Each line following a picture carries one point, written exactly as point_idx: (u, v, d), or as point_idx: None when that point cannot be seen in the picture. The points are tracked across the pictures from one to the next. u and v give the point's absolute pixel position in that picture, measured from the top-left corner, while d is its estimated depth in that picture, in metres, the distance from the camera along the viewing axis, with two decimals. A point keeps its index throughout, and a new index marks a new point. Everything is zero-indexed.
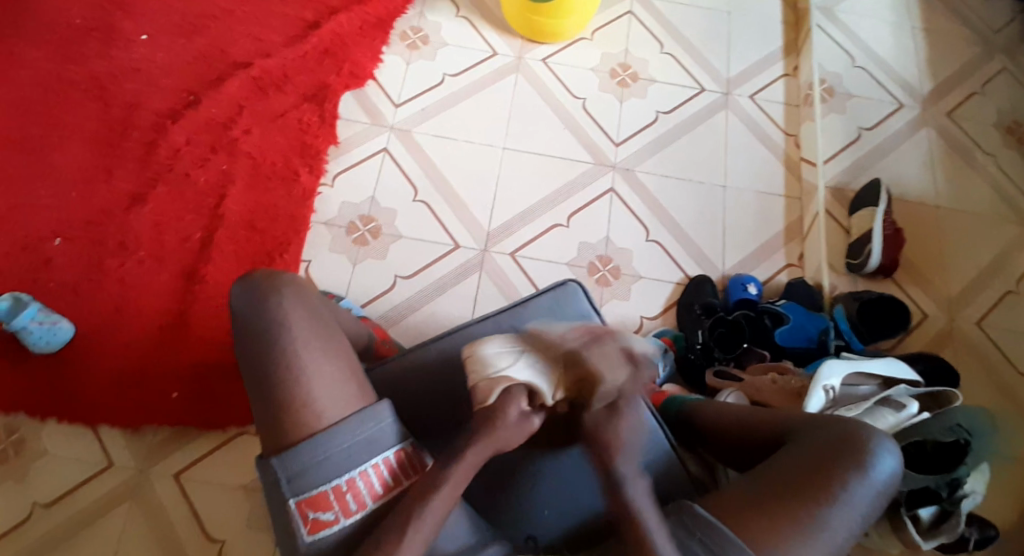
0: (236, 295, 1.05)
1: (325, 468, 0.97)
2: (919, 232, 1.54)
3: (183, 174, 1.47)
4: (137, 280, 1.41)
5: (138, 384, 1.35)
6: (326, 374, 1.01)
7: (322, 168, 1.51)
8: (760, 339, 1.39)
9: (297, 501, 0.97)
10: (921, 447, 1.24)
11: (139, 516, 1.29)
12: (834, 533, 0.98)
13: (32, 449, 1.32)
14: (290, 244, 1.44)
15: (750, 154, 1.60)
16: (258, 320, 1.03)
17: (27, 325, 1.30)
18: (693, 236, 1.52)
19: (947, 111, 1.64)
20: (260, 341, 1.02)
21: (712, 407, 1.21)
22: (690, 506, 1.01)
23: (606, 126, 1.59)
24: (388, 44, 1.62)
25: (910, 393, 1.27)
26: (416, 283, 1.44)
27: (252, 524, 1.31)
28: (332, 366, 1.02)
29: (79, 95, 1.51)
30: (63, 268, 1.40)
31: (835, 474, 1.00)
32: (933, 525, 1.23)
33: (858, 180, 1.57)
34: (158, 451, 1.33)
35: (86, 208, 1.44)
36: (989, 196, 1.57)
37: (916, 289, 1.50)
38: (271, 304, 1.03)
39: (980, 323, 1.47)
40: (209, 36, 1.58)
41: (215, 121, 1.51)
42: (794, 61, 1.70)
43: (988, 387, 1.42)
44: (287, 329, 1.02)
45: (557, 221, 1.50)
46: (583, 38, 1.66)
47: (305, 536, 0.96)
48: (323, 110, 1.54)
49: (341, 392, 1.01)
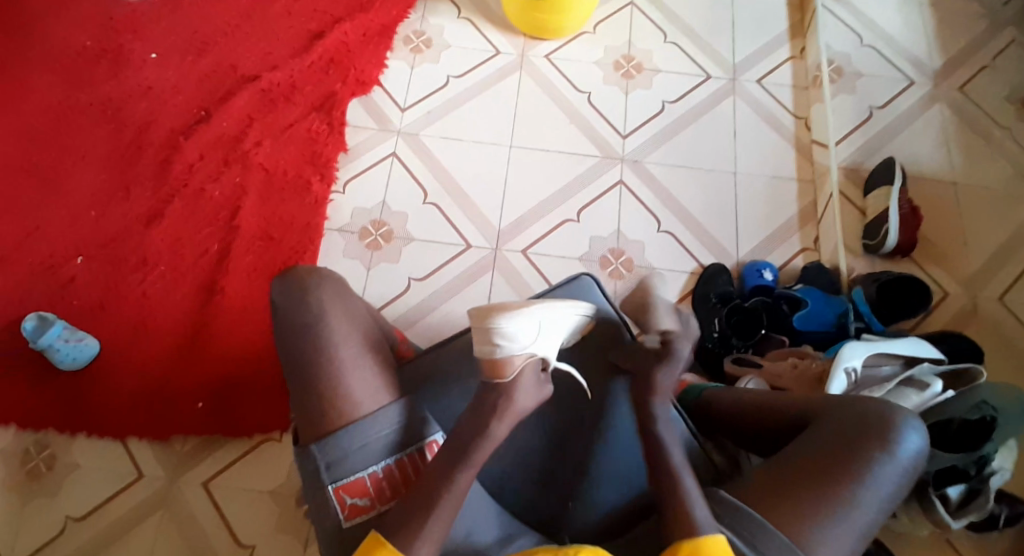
0: (276, 289, 1.08)
1: (362, 457, 1.02)
2: (937, 208, 1.52)
3: (196, 189, 1.50)
4: (156, 294, 1.43)
5: (163, 397, 1.38)
6: (358, 367, 1.05)
7: (333, 176, 1.52)
8: (778, 324, 1.40)
9: (334, 487, 1.01)
10: (945, 426, 1.22)
11: (170, 525, 1.32)
12: (862, 515, 0.98)
13: (63, 464, 1.35)
14: (305, 253, 1.46)
15: (759, 139, 1.59)
16: (296, 308, 1.06)
17: (54, 343, 1.34)
18: (705, 225, 1.52)
19: (959, 85, 1.62)
20: (297, 333, 1.05)
21: (731, 394, 1.20)
22: (717, 492, 1.02)
23: (612, 119, 1.59)
24: (391, 50, 1.63)
25: (933, 372, 1.26)
26: (430, 285, 1.45)
27: (282, 528, 1.33)
28: (363, 360, 1.06)
29: (92, 117, 1.55)
30: (86, 287, 1.43)
31: (860, 452, 1.00)
32: (962, 504, 1.22)
33: (871, 159, 1.56)
34: (185, 461, 1.36)
35: (105, 227, 1.47)
36: (1007, 169, 1.54)
37: (935, 266, 1.48)
38: (310, 298, 1.07)
39: (1002, 299, 1.45)
40: (215, 51, 1.60)
41: (225, 136, 1.53)
42: (800, 43, 1.68)
43: (1014, 362, 1.40)
44: (325, 321, 1.06)
45: (567, 216, 1.51)
46: (585, 32, 1.66)
47: (343, 520, 1.01)
48: (331, 119, 1.56)
49: (373, 382, 1.06)
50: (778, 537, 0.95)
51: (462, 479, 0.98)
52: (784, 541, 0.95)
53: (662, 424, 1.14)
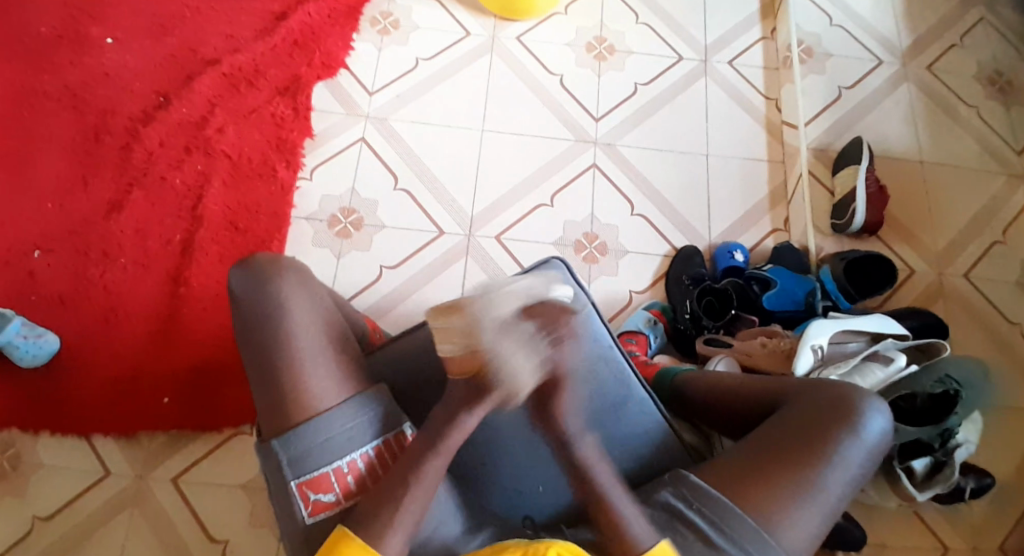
0: (236, 278, 1.05)
1: (327, 451, 0.99)
2: (905, 189, 1.53)
3: (158, 177, 1.46)
4: (120, 286, 1.40)
5: (129, 391, 1.35)
6: (326, 356, 1.03)
7: (299, 162, 1.50)
8: (749, 306, 1.40)
9: (298, 483, 0.99)
10: (911, 402, 1.24)
11: (141, 522, 1.30)
12: (828, 495, 0.98)
13: (29, 463, 1.32)
14: (272, 242, 1.44)
15: (730, 121, 1.58)
16: (257, 303, 1.03)
17: (13, 339, 1.30)
18: (677, 208, 1.52)
19: (928, 65, 1.63)
20: (257, 326, 1.03)
21: (701, 379, 1.21)
22: (685, 475, 1.01)
23: (584, 102, 1.58)
24: (358, 31, 1.60)
25: (898, 347, 1.28)
26: (403, 273, 1.44)
27: (255, 521, 1.32)
28: (332, 349, 1.04)
29: (47, 103, 1.50)
30: (45, 280, 1.39)
31: (826, 435, 1.01)
32: (928, 476, 1.24)
33: (840, 140, 1.56)
34: (155, 456, 1.34)
35: (64, 218, 1.43)
36: (974, 148, 1.56)
37: (902, 246, 1.49)
38: (271, 289, 1.04)
39: (968, 277, 1.47)
40: (174, 34, 1.56)
41: (186, 122, 1.49)
42: (771, 23, 1.68)
43: (979, 340, 1.43)
44: (286, 313, 1.03)
45: (540, 202, 1.50)
46: (556, 13, 1.64)
47: (306, 517, 0.99)
48: (296, 104, 1.53)
49: (338, 373, 1.03)
50: (747, 520, 0.96)
51: (430, 467, 0.96)
52: (753, 524, 0.95)
53: (632, 407, 1.14)
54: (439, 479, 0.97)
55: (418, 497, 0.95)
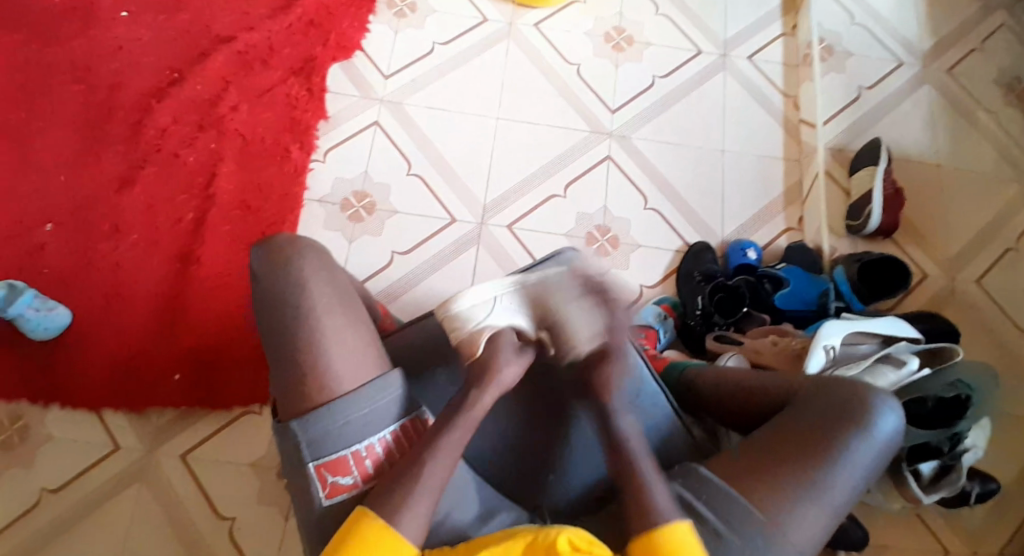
0: (255, 257, 1.04)
1: (345, 435, 0.97)
2: (920, 192, 1.52)
3: (171, 154, 1.45)
4: (129, 263, 1.39)
5: (139, 368, 1.35)
6: (348, 341, 1.01)
7: (313, 144, 1.49)
8: (760, 303, 1.39)
9: (316, 465, 0.97)
10: (921, 404, 1.23)
11: (148, 497, 1.30)
12: (836, 493, 0.96)
13: (35, 436, 1.32)
14: (284, 224, 1.43)
15: (747, 117, 1.57)
16: (277, 284, 1.02)
17: (24, 312, 1.29)
18: (692, 204, 1.51)
19: (947, 67, 1.62)
20: (277, 308, 1.01)
21: (710, 371, 1.19)
22: (698, 469, 0.99)
23: (600, 93, 1.56)
24: (374, 13, 1.58)
25: (910, 350, 1.25)
26: (413, 259, 1.43)
27: (262, 499, 1.32)
28: (355, 335, 1.02)
29: (60, 76, 1.49)
30: (56, 254, 1.39)
31: (837, 433, 0.98)
32: (934, 480, 1.24)
33: (857, 141, 1.55)
34: (163, 432, 1.34)
35: (76, 192, 1.42)
36: (992, 153, 1.55)
37: (916, 248, 1.48)
38: (291, 270, 1.02)
39: (980, 282, 1.47)
40: (190, 10, 1.54)
41: (201, 99, 1.48)
42: (791, 20, 1.66)
43: (990, 348, 1.42)
44: (305, 293, 1.01)
45: (554, 191, 1.49)
46: (574, 2, 1.63)
47: (322, 499, 0.97)
48: (311, 84, 1.52)
49: (359, 355, 1.01)
50: (755, 515, 0.94)
51: (448, 450, 0.95)
52: (762, 520, 0.94)
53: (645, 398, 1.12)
54: (458, 453, 0.96)
55: (433, 476, 0.94)
